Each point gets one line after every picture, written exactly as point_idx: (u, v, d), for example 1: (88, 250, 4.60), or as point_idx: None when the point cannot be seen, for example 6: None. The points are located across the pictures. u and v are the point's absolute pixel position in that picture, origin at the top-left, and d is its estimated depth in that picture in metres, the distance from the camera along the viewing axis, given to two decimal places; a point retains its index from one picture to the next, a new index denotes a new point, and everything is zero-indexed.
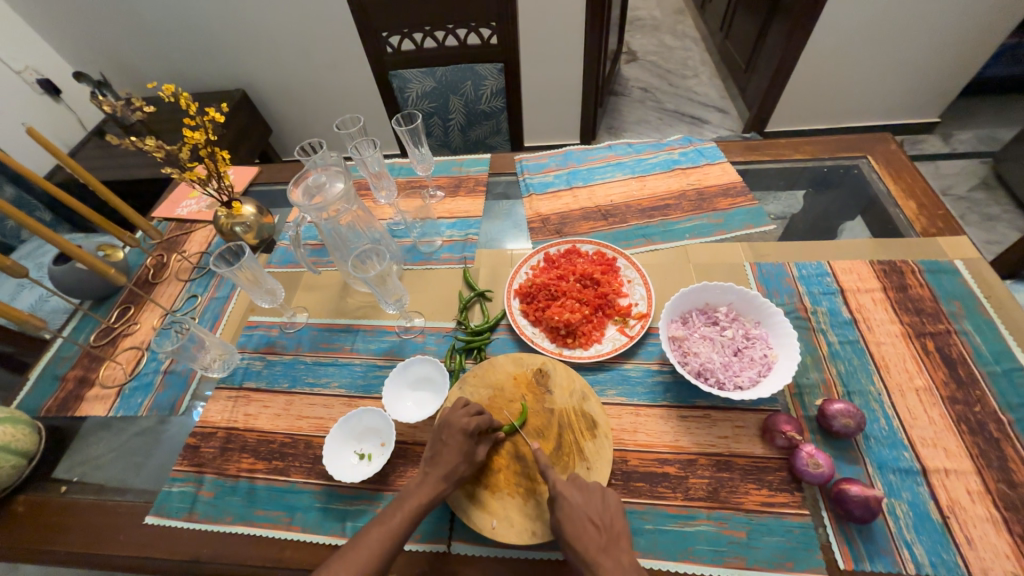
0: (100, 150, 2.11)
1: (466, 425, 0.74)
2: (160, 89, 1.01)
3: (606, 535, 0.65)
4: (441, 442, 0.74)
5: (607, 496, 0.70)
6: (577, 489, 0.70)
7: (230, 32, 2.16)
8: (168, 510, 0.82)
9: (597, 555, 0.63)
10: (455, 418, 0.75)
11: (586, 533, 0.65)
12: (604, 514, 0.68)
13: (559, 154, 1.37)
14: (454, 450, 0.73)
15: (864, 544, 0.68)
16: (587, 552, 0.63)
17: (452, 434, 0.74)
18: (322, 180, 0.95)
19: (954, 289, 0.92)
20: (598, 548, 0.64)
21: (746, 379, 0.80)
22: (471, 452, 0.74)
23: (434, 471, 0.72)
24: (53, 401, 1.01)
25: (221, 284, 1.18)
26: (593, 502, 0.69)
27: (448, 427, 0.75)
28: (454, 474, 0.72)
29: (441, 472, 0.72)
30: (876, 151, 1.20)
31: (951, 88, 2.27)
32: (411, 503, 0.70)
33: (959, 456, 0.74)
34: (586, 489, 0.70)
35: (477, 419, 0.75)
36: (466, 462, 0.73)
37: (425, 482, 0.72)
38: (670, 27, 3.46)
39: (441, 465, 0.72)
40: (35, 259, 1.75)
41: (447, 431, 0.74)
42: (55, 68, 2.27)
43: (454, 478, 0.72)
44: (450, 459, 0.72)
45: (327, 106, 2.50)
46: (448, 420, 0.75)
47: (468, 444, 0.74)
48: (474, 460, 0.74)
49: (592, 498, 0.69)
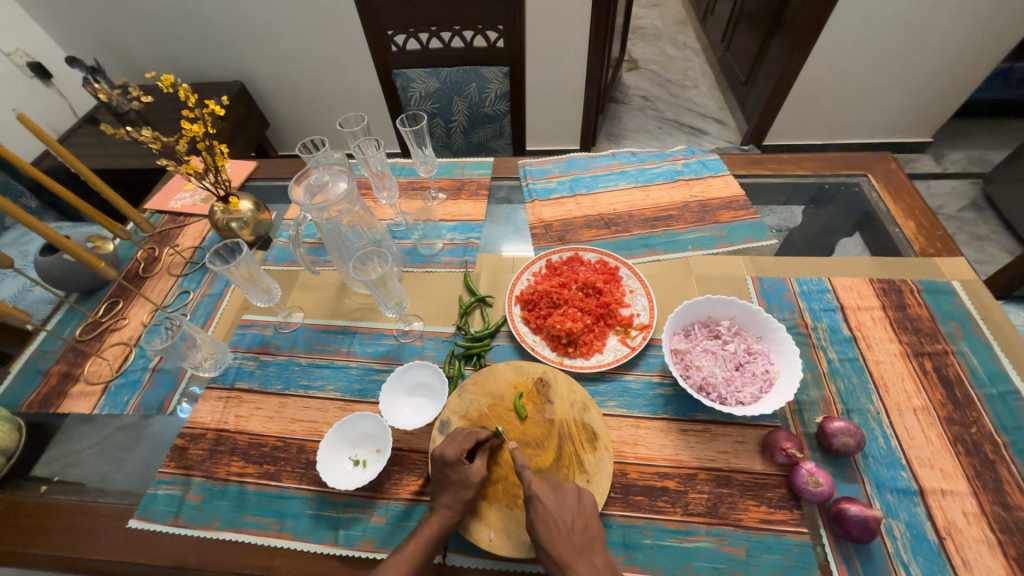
0: (92, 137, 2.06)
1: (453, 453, 0.72)
2: (159, 79, 0.97)
3: (590, 543, 0.66)
4: (436, 476, 0.72)
5: (579, 493, 0.70)
6: (550, 490, 0.70)
7: (230, 23, 2.13)
8: (154, 514, 0.79)
9: (572, 558, 0.63)
10: (450, 448, 0.73)
11: (561, 538, 0.65)
12: (573, 510, 0.68)
13: (563, 161, 1.36)
14: (447, 481, 0.71)
15: (862, 564, 0.68)
16: (562, 555, 0.63)
17: (442, 467, 0.72)
18: (325, 179, 0.93)
19: (951, 310, 0.93)
20: (571, 551, 0.64)
21: (748, 395, 0.80)
22: (473, 475, 0.71)
23: (442, 502, 0.71)
24: (34, 397, 0.97)
25: (214, 281, 1.16)
26: (566, 502, 0.69)
27: (443, 461, 0.72)
28: (458, 500, 0.70)
29: (445, 503, 0.70)
30: (876, 170, 1.22)
31: (945, 110, 2.31)
32: (423, 533, 0.69)
33: (956, 477, 0.74)
34: (559, 490, 0.70)
35: (460, 445, 0.73)
36: (465, 488, 0.71)
37: (433, 514, 0.70)
38: (671, 38, 3.48)
39: (446, 493, 0.71)
40: (20, 247, 1.70)
41: (439, 467, 0.72)
42: (47, 52, 2.21)
43: (460, 506, 0.70)
44: (451, 490, 0.71)
45: (327, 102, 2.48)
46: (443, 452, 0.73)
47: (461, 468, 0.72)
48: (472, 482, 0.71)
49: (565, 498, 0.69)
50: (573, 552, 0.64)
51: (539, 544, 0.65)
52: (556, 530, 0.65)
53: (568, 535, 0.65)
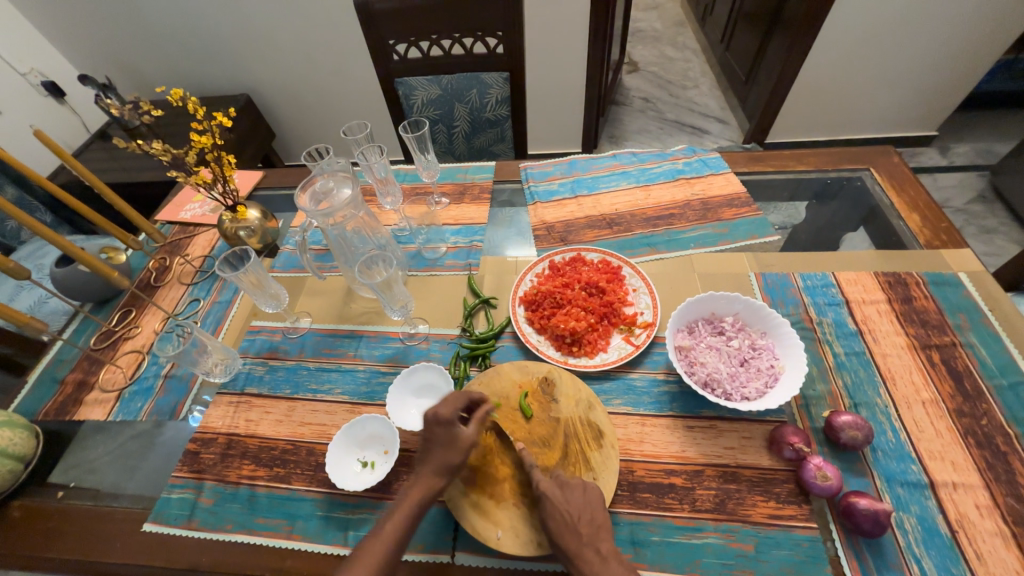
0: (104, 152, 2.11)
1: (447, 413, 0.74)
2: (169, 93, 1.00)
3: (597, 532, 0.67)
4: (428, 436, 0.74)
5: (585, 487, 0.71)
6: (557, 486, 0.71)
7: (237, 38, 2.18)
8: (167, 518, 0.81)
9: (580, 549, 0.64)
10: (439, 410, 0.75)
11: (569, 530, 0.66)
12: (580, 505, 0.69)
13: (564, 163, 1.37)
14: (440, 440, 0.73)
15: (873, 559, 0.67)
16: (570, 547, 0.65)
17: (434, 427, 0.74)
18: (330, 186, 0.96)
19: (958, 302, 0.92)
20: (579, 542, 0.65)
21: (753, 390, 0.80)
22: (462, 439, 0.73)
23: (427, 466, 0.72)
24: (51, 405, 0.99)
25: (223, 288, 1.18)
26: (573, 497, 0.70)
27: (432, 423, 0.74)
28: (446, 464, 0.72)
29: (433, 465, 0.72)
30: (878, 164, 1.21)
31: (949, 102, 2.29)
32: (405, 503, 0.70)
33: (967, 469, 0.73)
34: (566, 486, 0.71)
35: (455, 405, 0.75)
36: (454, 449, 0.73)
37: (419, 478, 0.72)
38: (671, 39, 3.50)
39: (431, 459, 0.73)
40: (36, 260, 1.74)
41: (432, 426, 0.74)
42: (60, 71, 2.28)
43: (445, 470, 0.72)
44: (441, 451, 0.73)
45: (331, 112, 2.52)
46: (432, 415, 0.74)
47: (452, 430, 0.74)
48: (460, 444, 0.73)
49: (572, 493, 0.70)
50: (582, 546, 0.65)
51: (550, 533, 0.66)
52: (563, 522, 0.66)
53: (575, 528, 0.66)
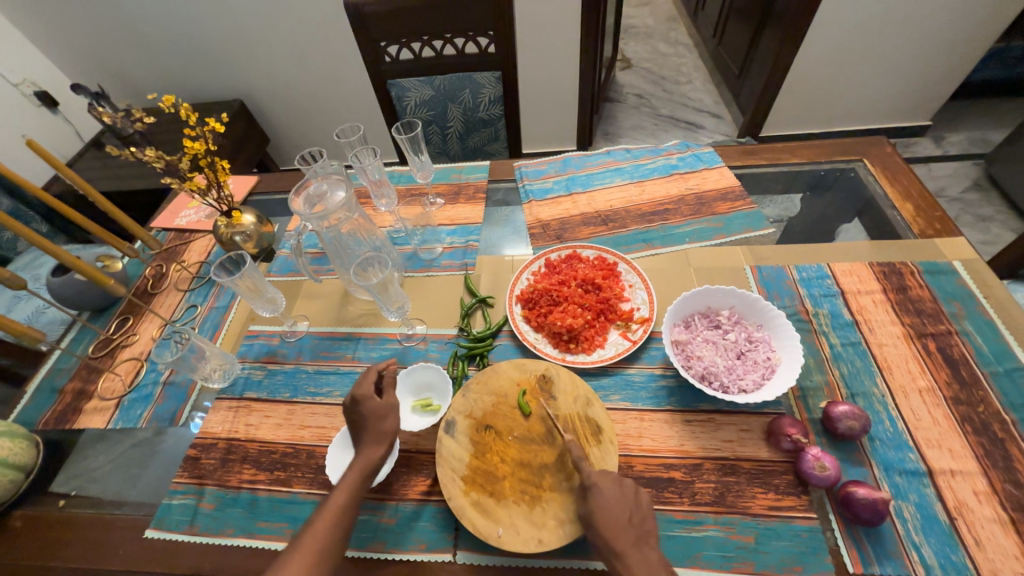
0: (99, 161, 2.11)
1: (366, 390, 0.77)
2: (160, 100, 0.99)
3: (645, 535, 0.65)
4: (354, 417, 0.76)
5: (637, 489, 0.69)
6: (612, 481, 0.69)
7: (229, 43, 2.18)
8: (169, 524, 0.81)
9: (627, 548, 0.63)
10: (362, 386, 0.77)
11: (619, 525, 0.64)
12: (629, 502, 0.67)
13: (558, 161, 1.37)
14: (367, 415, 0.75)
15: (872, 547, 0.67)
16: (617, 543, 0.63)
17: (359, 405, 0.76)
18: (323, 189, 0.95)
19: (953, 290, 0.93)
20: (627, 540, 0.63)
21: (749, 383, 0.80)
22: (388, 404, 0.77)
23: (359, 442, 0.74)
24: (50, 415, 0.99)
25: (220, 294, 1.18)
26: (626, 494, 0.68)
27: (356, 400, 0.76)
28: (378, 436, 0.74)
29: (370, 438, 0.74)
30: (871, 154, 1.22)
31: (942, 92, 2.30)
32: (349, 480, 0.72)
33: (965, 456, 0.74)
34: (620, 482, 0.69)
35: (371, 381, 0.77)
36: (384, 420, 0.75)
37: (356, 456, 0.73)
38: (663, 35, 3.50)
39: (363, 434, 0.75)
40: (32, 271, 1.74)
41: (354, 406, 0.76)
42: (52, 80, 2.28)
43: (381, 441, 0.74)
44: (369, 426, 0.75)
45: (325, 115, 2.52)
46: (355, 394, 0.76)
47: (374, 403, 0.76)
48: (386, 414, 0.76)
49: (626, 492, 0.68)
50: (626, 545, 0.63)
51: (592, 527, 0.65)
52: (606, 519, 0.65)
53: (623, 526, 0.64)
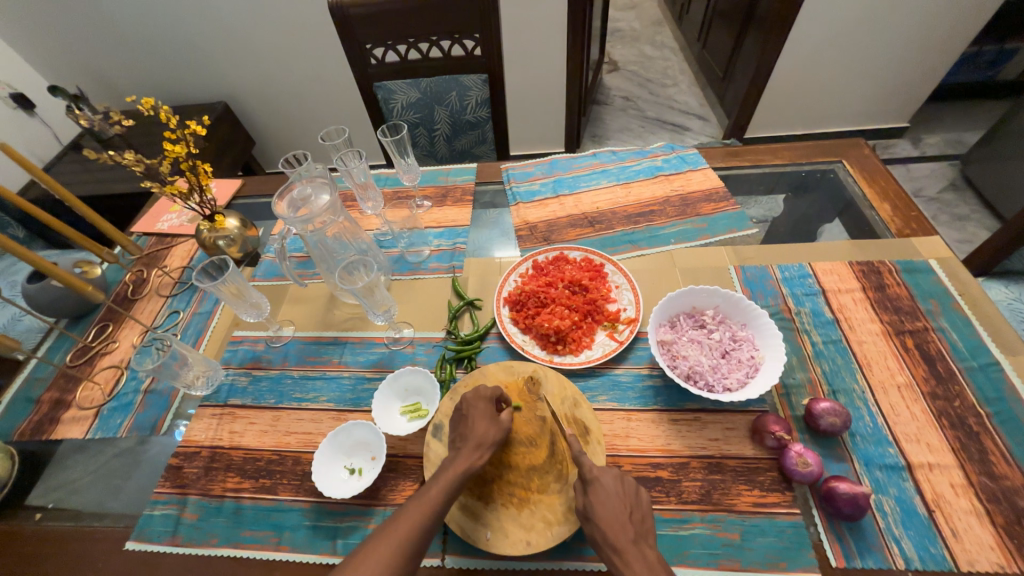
0: (78, 164, 2.06)
1: (487, 394, 0.80)
2: (140, 102, 0.98)
3: (644, 534, 0.65)
4: (464, 415, 0.78)
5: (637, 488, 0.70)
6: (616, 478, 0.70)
7: (212, 44, 2.15)
8: (151, 535, 0.79)
9: (627, 544, 0.63)
10: (479, 395, 0.79)
11: (618, 521, 0.65)
12: (630, 499, 0.68)
13: (545, 163, 1.38)
14: (479, 419, 0.76)
15: (854, 542, 0.69)
16: (616, 539, 0.63)
17: (475, 403, 0.79)
18: (307, 193, 0.95)
19: (929, 288, 0.95)
20: (626, 537, 0.63)
21: (734, 381, 0.81)
22: (498, 421, 0.76)
23: (467, 444, 0.73)
24: (26, 425, 0.97)
25: (204, 299, 1.16)
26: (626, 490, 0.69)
27: (471, 406, 0.78)
28: (485, 440, 0.73)
29: (472, 441, 0.73)
30: (851, 155, 1.24)
31: (919, 95, 2.36)
32: (446, 478, 0.70)
33: (942, 450, 0.75)
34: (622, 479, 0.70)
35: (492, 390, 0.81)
36: (493, 427, 0.75)
37: (458, 455, 0.72)
38: (649, 38, 3.54)
39: (471, 437, 0.74)
40: (8, 278, 1.70)
41: (470, 409, 0.78)
42: (28, 82, 2.22)
43: (485, 447, 0.73)
44: (479, 428, 0.75)
45: (312, 117, 2.49)
46: (472, 399, 0.79)
47: (489, 413, 0.77)
48: (498, 424, 0.76)
49: (627, 489, 0.69)
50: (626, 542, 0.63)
51: (592, 524, 0.65)
52: (605, 516, 0.65)
53: (621, 522, 0.65)
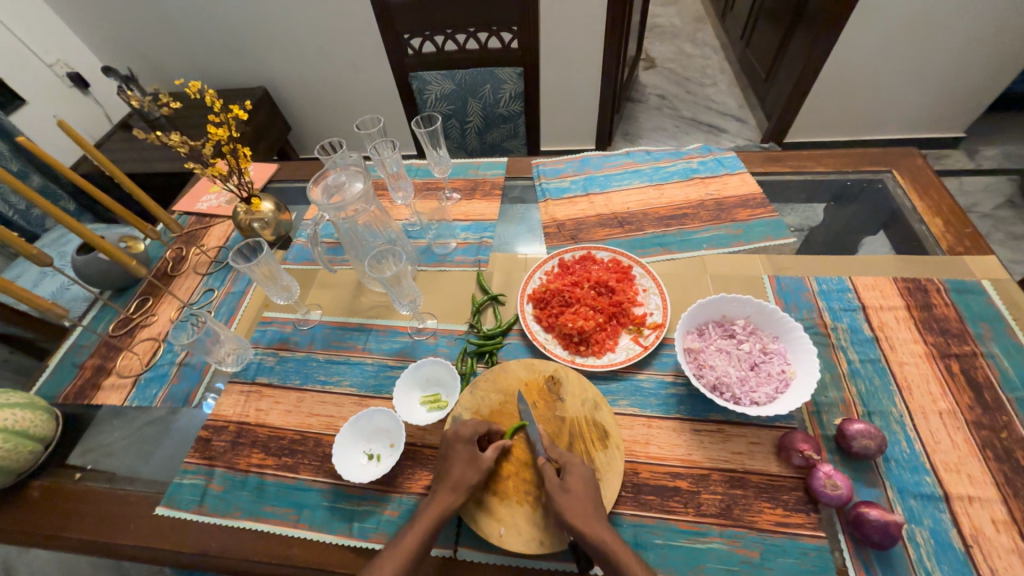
0: (125, 143, 2.15)
1: (468, 433, 0.76)
2: (187, 86, 1.01)
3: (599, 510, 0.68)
4: (444, 455, 0.75)
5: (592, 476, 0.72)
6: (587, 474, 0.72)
7: (255, 31, 2.20)
8: (179, 502, 0.82)
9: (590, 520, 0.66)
10: (461, 430, 0.76)
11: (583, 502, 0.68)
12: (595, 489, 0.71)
13: (577, 160, 1.36)
14: (459, 459, 0.74)
15: (882, 571, 0.65)
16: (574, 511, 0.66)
17: (454, 445, 0.75)
18: (341, 180, 0.96)
19: (981, 310, 0.90)
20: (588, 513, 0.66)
21: (762, 396, 0.79)
22: (480, 461, 0.73)
23: (444, 485, 0.72)
24: (70, 389, 1.02)
25: (237, 279, 1.20)
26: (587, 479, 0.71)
27: (452, 442, 0.75)
28: (461, 483, 0.72)
29: (450, 482, 0.72)
30: (901, 165, 1.18)
31: (979, 103, 2.21)
32: (422, 523, 0.69)
33: (984, 483, 0.71)
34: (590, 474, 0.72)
35: (475, 427, 0.77)
36: (474, 469, 0.73)
37: (435, 496, 0.71)
38: (689, 35, 3.44)
39: (449, 477, 0.72)
40: (59, 248, 1.79)
41: (451, 445, 0.75)
42: (84, 62, 2.33)
43: (463, 489, 0.71)
44: (456, 470, 0.73)
45: (347, 105, 2.53)
46: (454, 433, 0.76)
47: (472, 451, 0.75)
48: (481, 466, 0.73)
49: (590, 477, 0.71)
50: (591, 516, 0.66)
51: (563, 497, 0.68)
52: (580, 491, 0.69)
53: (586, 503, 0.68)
